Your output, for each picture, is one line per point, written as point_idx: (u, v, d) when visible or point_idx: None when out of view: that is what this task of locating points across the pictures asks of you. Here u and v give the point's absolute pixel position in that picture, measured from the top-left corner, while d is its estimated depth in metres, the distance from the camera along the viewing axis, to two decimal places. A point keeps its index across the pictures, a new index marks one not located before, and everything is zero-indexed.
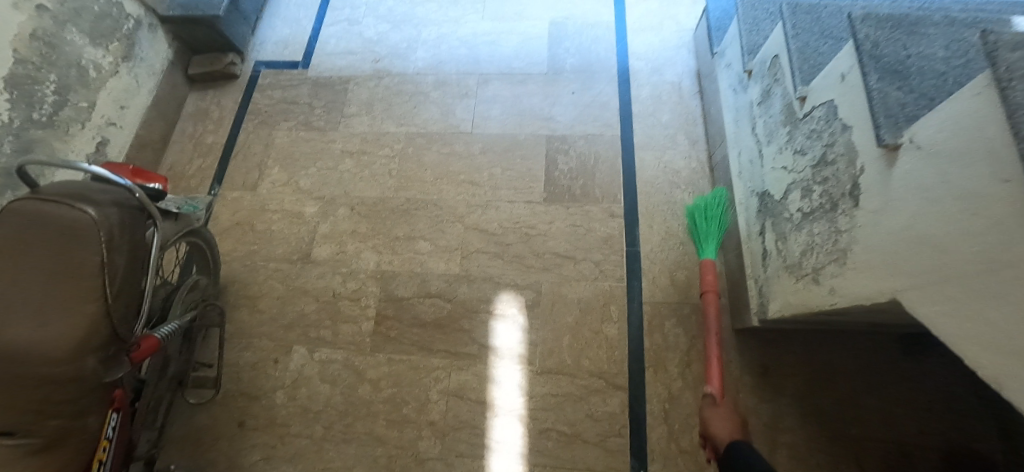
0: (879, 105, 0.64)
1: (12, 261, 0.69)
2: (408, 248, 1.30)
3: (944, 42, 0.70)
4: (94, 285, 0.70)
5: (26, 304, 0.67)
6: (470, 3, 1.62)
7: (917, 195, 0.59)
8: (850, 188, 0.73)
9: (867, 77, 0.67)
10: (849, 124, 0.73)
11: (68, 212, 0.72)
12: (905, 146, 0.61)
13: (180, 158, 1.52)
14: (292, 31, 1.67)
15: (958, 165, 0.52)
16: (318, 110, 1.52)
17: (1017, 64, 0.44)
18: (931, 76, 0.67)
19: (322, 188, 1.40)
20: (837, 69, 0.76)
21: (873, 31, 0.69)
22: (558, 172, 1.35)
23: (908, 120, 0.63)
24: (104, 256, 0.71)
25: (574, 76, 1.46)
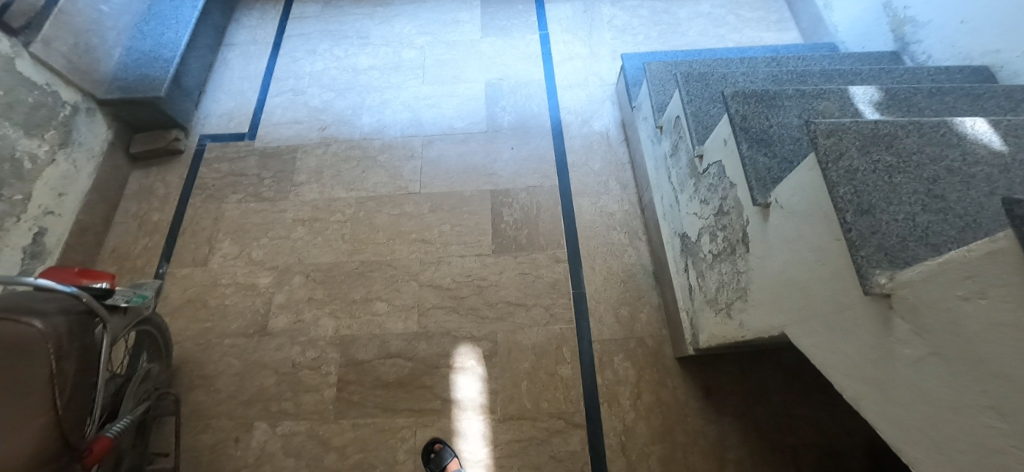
0: (751, 171, 0.81)
1: None
2: (366, 310, 1.34)
3: (797, 112, 0.88)
4: (44, 396, 0.71)
5: None
6: (410, 68, 1.71)
7: (784, 247, 0.75)
8: (742, 236, 0.88)
9: (740, 147, 0.84)
10: (733, 182, 0.88)
11: (14, 326, 0.74)
12: (772, 205, 0.77)
13: (124, 238, 1.50)
14: (237, 103, 1.70)
15: (805, 221, 0.69)
16: (267, 180, 1.55)
17: (831, 148, 0.63)
18: (789, 142, 0.84)
19: (275, 257, 1.43)
20: (719, 136, 0.92)
21: (741, 106, 0.88)
22: (504, 223, 1.43)
23: (774, 182, 0.79)
24: (53, 367, 0.73)
25: (512, 132, 1.56)
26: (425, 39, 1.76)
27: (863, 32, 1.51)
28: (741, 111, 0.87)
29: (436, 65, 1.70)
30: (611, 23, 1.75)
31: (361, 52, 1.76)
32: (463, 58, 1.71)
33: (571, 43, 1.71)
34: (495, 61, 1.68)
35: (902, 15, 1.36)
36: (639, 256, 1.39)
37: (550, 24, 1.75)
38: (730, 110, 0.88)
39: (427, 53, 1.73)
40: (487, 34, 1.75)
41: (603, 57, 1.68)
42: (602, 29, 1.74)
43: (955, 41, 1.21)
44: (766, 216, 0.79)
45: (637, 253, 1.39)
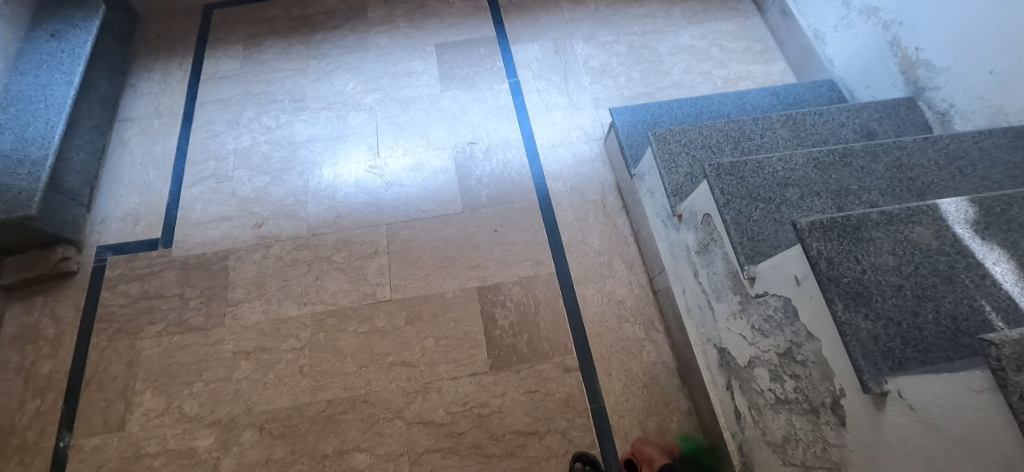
0: (856, 346, 0.60)
1: None
2: (342, 466, 1.08)
3: (889, 245, 0.67)
4: None
5: None
6: (362, 135, 1.42)
7: (916, 455, 0.55)
8: (830, 400, 0.68)
9: (832, 306, 0.63)
10: (816, 334, 0.68)
11: None
12: (892, 394, 0.57)
13: (5, 403, 1.15)
14: (142, 200, 1.35)
15: (961, 449, 0.49)
16: (192, 301, 1.24)
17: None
18: (891, 292, 0.63)
19: (215, 408, 1.14)
20: (786, 271, 0.72)
21: (823, 244, 0.66)
22: (498, 329, 1.19)
23: (889, 361, 0.59)
24: None
25: (493, 210, 1.31)
26: (375, 98, 1.47)
27: (863, 69, 1.30)
28: (823, 252, 0.65)
29: (391, 130, 1.42)
30: (588, 64, 1.52)
31: (296, 119, 1.44)
32: (424, 119, 1.44)
33: (546, 92, 1.48)
34: (461, 120, 1.44)
35: (914, 56, 1.15)
36: (659, 351, 1.17)
37: (520, 70, 1.51)
38: (809, 251, 0.66)
39: (379, 115, 1.44)
40: (449, 86, 1.49)
41: (585, 104, 1.46)
42: (579, 72, 1.51)
43: (982, 93, 1.02)
44: (879, 403, 0.60)
45: (657, 349, 1.17)
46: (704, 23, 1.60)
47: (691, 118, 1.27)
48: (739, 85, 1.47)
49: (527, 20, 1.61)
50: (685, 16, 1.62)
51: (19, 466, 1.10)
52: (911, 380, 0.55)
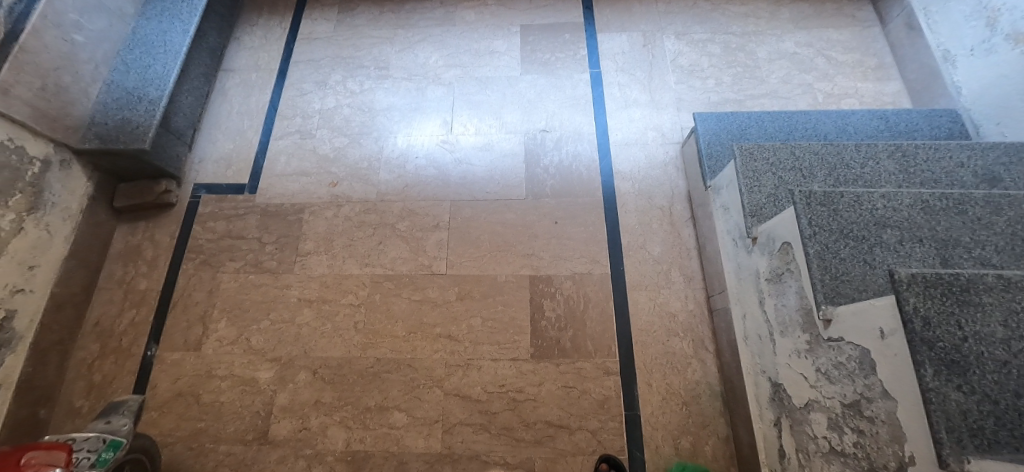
0: (939, 417, 0.53)
1: None
2: (382, 421, 1.16)
3: (1002, 313, 0.56)
4: None
5: None
6: (436, 110, 1.47)
7: None
8: (895, 466, 0.61)
9: (920, 369, 0.55)
10: (893, 394, 0.61)
11: None
12: None
13: (108, 309, 1.32)
14: (236, 146, 1.49)
15: None
16: (269, 247, 1.35)
17: None
18: (994, 367, 0.54)
19: (277, 346, 1.24)
20: (869, 321, 0.64)
21: (923, 300, 0.56)
22: (544, 320, 1.21)
23: (975, 440, 0.52)
24: None
25: (555, 201, 1.32)
26: (454, 74, 1.52)
27: (997, 102, 1.14)
28: (922, 309, 0.56)
29: (466, 108, 1.47)
30: (676, 61, 1.46)
31: (378, 87, 1.53)
32: (500, 100, 1.47)
33: (627, 86, 1.45)
34: (535, 106, 1.45)
35: None
36: (705, 372, 1.14)
37: (604, 60, 1.49)
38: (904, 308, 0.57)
39: (457, 92, 1.49)
40: (528, 70, 1.50)
41: (666, 104, 1.41)
42: (665, 70, 1.45)
43: None
44: None
45: (703, 368, 1.14)
46: (812, 29, 1.47)
47: (783, 133, 1.19)
48: (842, 103, 1.35)
49: (618, 8, 1.57)
50: (792, 19, 1.49)
51: (115, 365, 1.26)
52: (1003, 469, 0.48)
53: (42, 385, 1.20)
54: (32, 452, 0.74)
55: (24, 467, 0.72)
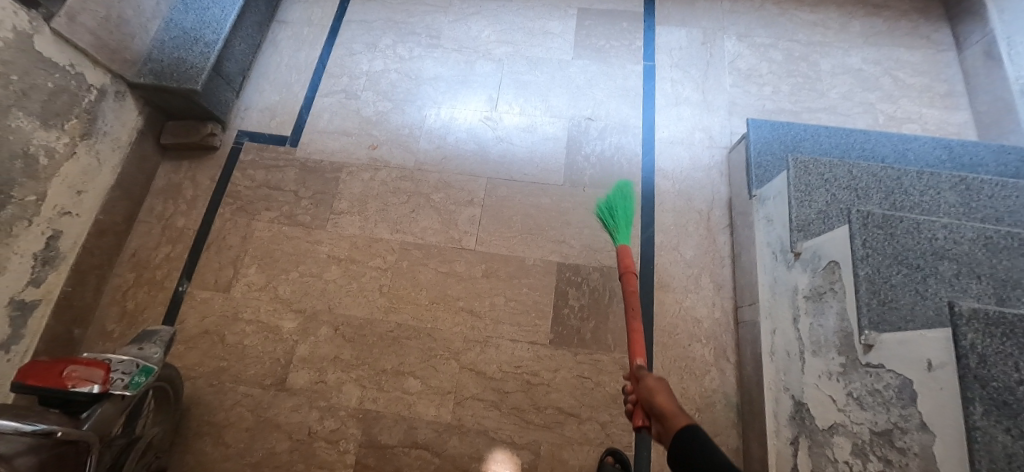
0: (982, 456, 0.52)
1: None
2: (396, 385, 1.18)
3: None
4: None
5: None
6: (483, 86, 1.46)
7: None
8: None
9: (969, 406, 0.54)
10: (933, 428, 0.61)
11: None
12: None
13: (146, 242, 1.36)
14: (282, 98, 1.50)
15: None
16: (304, 201, 1.37)
17: None
18: None
19: (303, 299, 1.27)
20: (918, 351, 0.64)
21: (982, 337, 0.55)
22: (567, 308, 1.21)
23: None
24: None
25: (592, 192, 1.31)
26: (505, 51, 1.50)
27: None
28: (981, 346, 0.55)
29: (513, 87, 1.45)
30: (734, 63, 1.42)
31: (428, 55, 1.52)
32: (549, 82, 1.44)
33: (679, 83, 1.41)
34: (583, 93, 1.42)
35: None
36: (723, 381, 1.13)
37: (659, 54, 1.45)
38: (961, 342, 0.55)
39: (506, 69, 1.47)
40: (580, 55, 1.47)
41: (718, 107, 1.37)
42: (721, 71, 1.41)
43: None
44: None
45: (721, 377, 1.13)
46: (882, 46, 1.40)
47: (838, 151, 1.16)
48: (903, 127, 1.30)
49: (681, 2, 1.52)
50: (863, 33, 1.43)
51: (147, 295, 1.31)
52: None
53: (79, 305, 1.25)
54: (73, 364, 0.78)
55: (66, 379, 0.76)
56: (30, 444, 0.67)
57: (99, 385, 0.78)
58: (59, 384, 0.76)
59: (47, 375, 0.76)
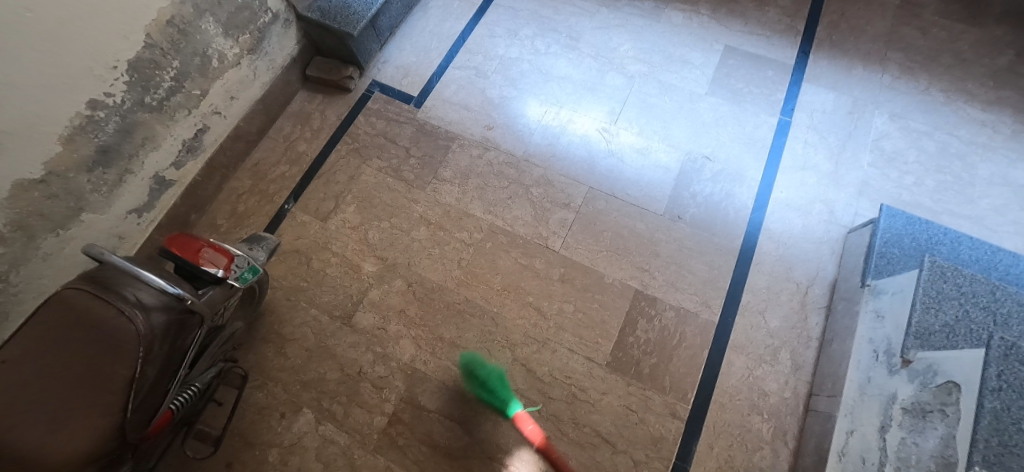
0: None
1: (84, 360, 0.71)
2: (449, 355, 1.21)
3: None
4: (115, 400, 0.70)
5: (78, 396, 0.69)
6: (609, 98, 1.44)
7: None
8: None
9: None
10: None
11: (116, 319, 0.73)
12: None
13: (268, 156, 1.49)
14: (418, 61, 1.58)
15: None
16: (412, 160, 1.44)
17: None
18: None
19: (387, 248, 1.33)
20: None
21: None
22: (632, 337, 1.19)
23: None
24: (135, 370, 0.72)
25: (689, 231, 1.28)
26: (640, 69, 1.47)
27: None
28: None
29: (638, 106, 1.42)
30: (879, 142, 1.32)
31: (563, 54, 1.52)
32: (675, 110, 1.41)
33: (813, 148, 1.34)
34: (708, 130, 1.38)
35: None
36: (773, 462, 1.07)
37: (799, 111, 1.38)
38: None
39: (636, 87, 1.45)
40: (715, 92, 1.43)
41: (848, 183, 1.29)
42: (861, 147, 1.32)
43: None
44: None
45: (773, 458, 1.07)
46: None
47: (978, 265, 1.05)
48: None
49: (839, 64, 1.43)
50: None
51: (256, 204, 1.43)
52: None
53: (201, 196, 1.40)
54: (207, 247, 0.92)
55: (200, 257, 0.91)
56: (164, 302, 0.78)
57: (221, 271, 0.92)
58: (192, 259, 0.90)
59: (185, 250, 0.91)
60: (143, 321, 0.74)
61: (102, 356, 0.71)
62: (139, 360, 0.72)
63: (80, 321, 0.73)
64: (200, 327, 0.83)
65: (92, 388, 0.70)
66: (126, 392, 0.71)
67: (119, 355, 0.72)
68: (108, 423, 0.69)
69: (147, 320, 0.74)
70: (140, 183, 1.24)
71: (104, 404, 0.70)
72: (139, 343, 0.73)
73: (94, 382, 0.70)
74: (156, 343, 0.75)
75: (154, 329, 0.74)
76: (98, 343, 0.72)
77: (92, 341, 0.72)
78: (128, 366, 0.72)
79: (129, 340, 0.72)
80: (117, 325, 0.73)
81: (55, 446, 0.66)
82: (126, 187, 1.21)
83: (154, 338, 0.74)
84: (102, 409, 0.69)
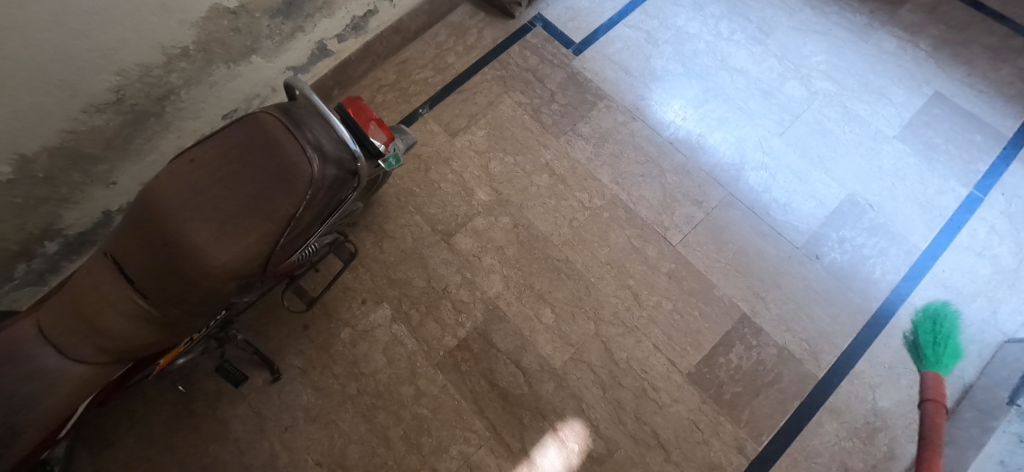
0: None
1: (256, 181, 0.69)
2: (533, 306, 1.19)
3: None
4: (271, 232, 0.69)
5: (243, 214, 0.69)
6: (781, 108, 1.31)
7: None
8: None
9: None
10: None
11: (295, 153, 0.68)
12: None
13: (417, 57, 1.49)
14: (590, 7, 1.49)
15: None
16: (555, 105, 1.38)
17: None
18: None
19: (504, 183, 1.31)
20: None
21: None
22: (723, 358, 1.12)
23: None
24: (295, 212, 0.69)
25: (822, 274, 1.17)
26: (826, 87, 1.32)
27: None
28: None
29: (812, 126, 1.29)
30: None
31: (746, 46, 1.39)
32: (850, 143, 1.27)
33: (998, 236, 1.17)
34: (880, 176, 1.24)
35: None
36: None
37: (996, 191, 1.20)
38: None
39: (816, 105, 1.31)
40: (903, 138, 1.26)
41: None
42: None
43: None
44: None
45: None
46: None
47: None
48: None
49: None
50: None
51: (394, 99, 1.45)
52: None
53: (348, 75, 1.43)
54: (375, 120, 0.94)
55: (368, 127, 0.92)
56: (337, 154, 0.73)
57: (383, 146, 0.92)
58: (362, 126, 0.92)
59: (358, 115, 0.93)
60: (317, 165, 0.69)
61: (270, 188, 0.68)
62: (303, 203, 0.69)
63: (261, 142, 0.69)
64: (355, 189, 0.80)
65: (256, 213, 0.69)
66: (283, 228, 0.69)
67: (288, 190, 0.69)
68: (259, 250, 0.69)
69: (320, 165, 0.70)
70: (306, 44, 1.27)
71: (261, 233, 0.69)
72: (308, 187, 0.69)
73: (258, 208, 0.69)
74: (321, 192, 0.71)
75: (325, 178, 0.70)
76: (274, 170, 0.69)
77: (269, 166, 0.69)
78: (292, 204, 0.69)
79: (301, 179, 0.69)
80: (294, 161, 0.68)
81: (217, 251, 0.68)
82: (293, 43, 1.24)
83: (321, 186, 0.70)
84: (258, 237, 0.69)
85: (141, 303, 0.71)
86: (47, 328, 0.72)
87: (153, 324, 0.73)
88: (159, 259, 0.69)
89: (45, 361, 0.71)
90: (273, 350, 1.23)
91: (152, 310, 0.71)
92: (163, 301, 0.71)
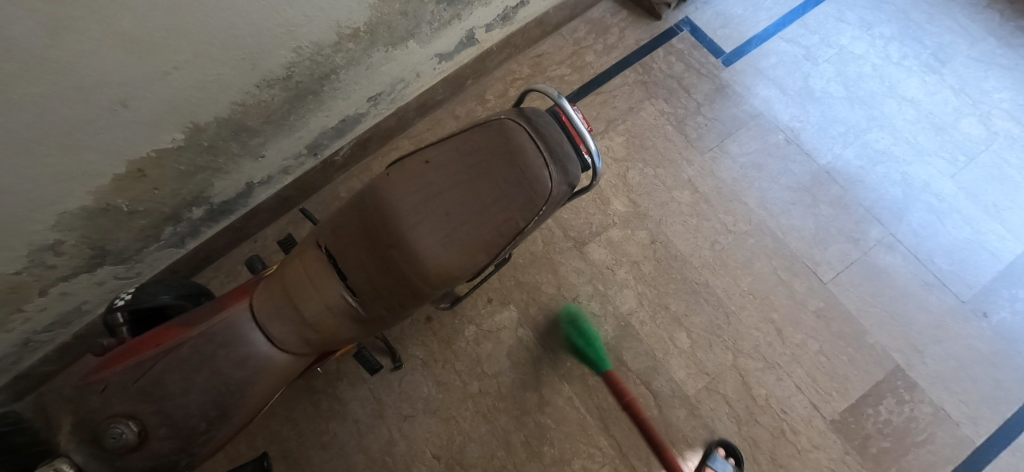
0: None
1: (492, 190, 0.66)
2: (667, 328, 1.15)
3: None
4: (496, 244, 0.67)
5: (473, 221, 0.66)
6: (954, 146, 1.21)
7: None
8: None
9: None
10: None
11: (535, 167, 0.65)
12: None
13: (554, 52, 1.43)
14: (744, 15, 1.39)
15: None
16: (701, 118, 1.31)
17: None
18: None
19: (642, 196, 1.26)
20: None
21: None
22: (872, 410, 1.06)
23: None
24: (525, 227, 0.66)
25: (988, 333, 1.09)
26: (1007, 128, 1.22)
27: None
28: None
29: (987, 170, 1.19)
30: None
31: (918, 73, 1.28)
32: None
33: None
34: None
35: None
36: None
37: None
38: None
39: (995, 148, 1.20)
40: None
41: None
42: None
43: None
44: None
45: None
46: None
47: None
48: None
49: None
50: None
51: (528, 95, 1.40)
52: None
53: (485, 65, 1.40)
54: None
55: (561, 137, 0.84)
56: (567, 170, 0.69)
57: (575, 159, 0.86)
58: None
59: None
60: (557, 180, 0.66)
61: (506, 199, 0.66)
62: (535, 218, 0.66)
63: (500, 151, 0.67)
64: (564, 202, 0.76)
65: (486, 224, 0.66)
66: (508, 241, 0.67)
67: (524, 204, 0.66)
68: (481, 260, 0.68)
69: (559, 181, 0.67)
70: (457, 33, 1.24)
71: (489, 244, 0.67)
72: (546, 203, 0.65)
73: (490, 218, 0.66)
74: (550, 208, 0.68)
75: (559, 194, 0.67)
76: (512, 181, 0.66)
77: (507, 177, 0.66)
78: (525, 218, 0.66)
79: (540, 194, 0.66)
80: (533, 174, 0.65)
81: (441, 256, 0.66)
82: (447, 30, 1.22)
83: (554, 202, 0.67)
84: (485, 248, 0.67)
85: (349, 299, 0.70)
86: (255, 306, 0.72)
87: (358, 320, 0.72)
88: (380, 256, 0.68)
89: (256, 346, 0.70)
90: (396, 338, 1.23)
91: (358, 306, 0.71)
92: (374, 298, 0.70)
